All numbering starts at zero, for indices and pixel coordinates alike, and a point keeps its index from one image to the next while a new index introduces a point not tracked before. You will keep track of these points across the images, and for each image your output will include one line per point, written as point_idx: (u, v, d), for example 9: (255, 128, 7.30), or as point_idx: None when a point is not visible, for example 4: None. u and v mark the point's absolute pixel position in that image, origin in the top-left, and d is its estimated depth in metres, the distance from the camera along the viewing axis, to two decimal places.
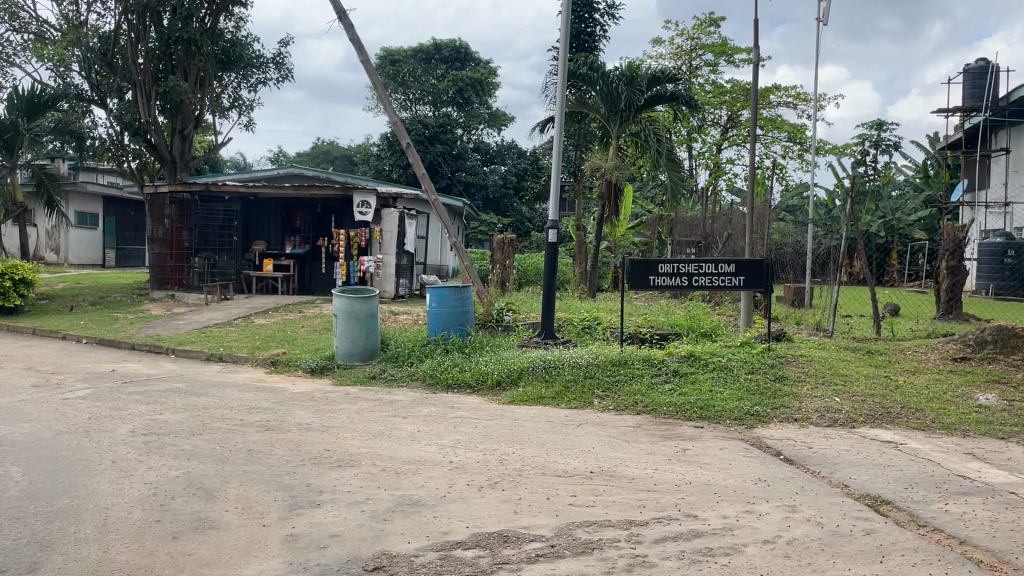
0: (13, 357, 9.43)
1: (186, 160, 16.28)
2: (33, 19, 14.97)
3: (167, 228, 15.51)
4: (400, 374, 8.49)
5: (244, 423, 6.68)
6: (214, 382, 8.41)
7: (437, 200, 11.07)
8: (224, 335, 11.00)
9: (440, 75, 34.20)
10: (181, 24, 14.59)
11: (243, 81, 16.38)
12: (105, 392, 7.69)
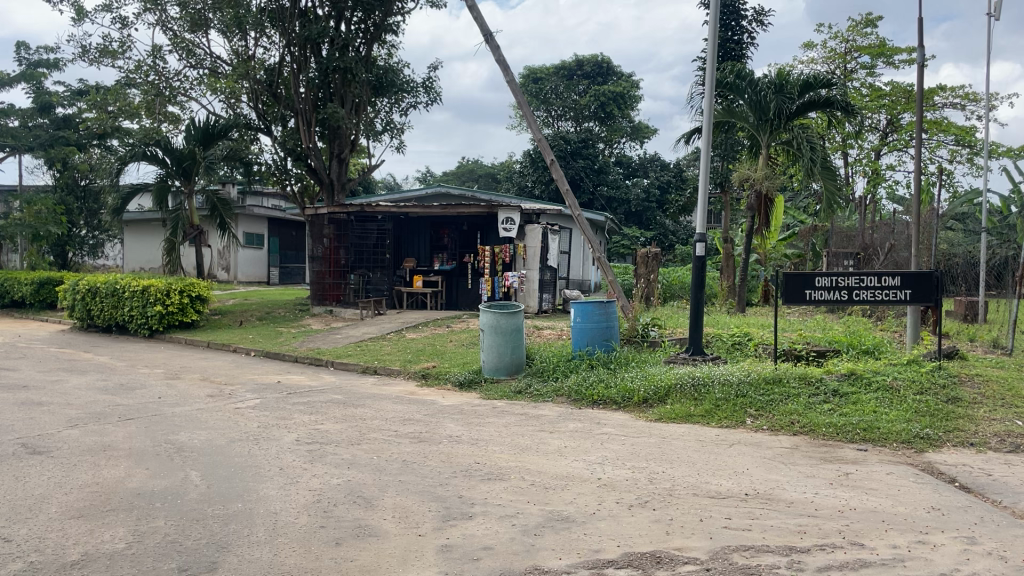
0: (192, 368, 10.23)
1: (343, 183, 17.13)
2: (208, 55, 16.18)
3: (326, 248, 16.52)
4: (545, 390, 8.53)
5: (398, 434, 6.92)
6: (369, 394, 8.76)
7: (581, 215, 11.07)
8: (378, 349, 11.46)
9: (582, 90, 34.39)
10: (338, 55, 15.42)
11: (394, 106, 17.08)
12: (271, 402, 8.18)
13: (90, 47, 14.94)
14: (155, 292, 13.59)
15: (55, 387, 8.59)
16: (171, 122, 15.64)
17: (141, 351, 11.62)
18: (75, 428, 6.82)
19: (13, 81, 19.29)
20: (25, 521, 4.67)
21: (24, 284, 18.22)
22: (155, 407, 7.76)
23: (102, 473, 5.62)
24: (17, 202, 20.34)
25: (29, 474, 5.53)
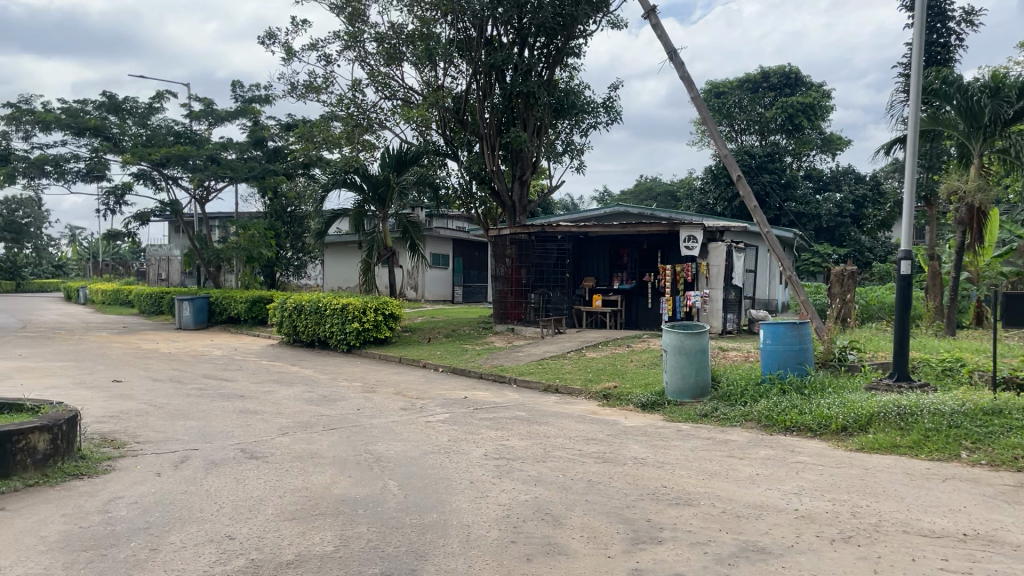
0: (385, 382, 10.79)
1: (525, 204, 17.51)
2: (401, 86, 17.13)
3: (508, 268, 16.98)
4: (734, 414, 8.26)
5: (583, 453, 6.94)
6: (552, 412, 8.85)
7: (770, 232, 10.64)
8: (560, 367, 11.57)
9: (768, 103, 33.17)
10: (522, 80, 15.84)
11: (575, 127, 17.29)
12: (460, 417, 8.46)
13: (298, 83, 16.25)
14: (353, 309, 14.52)
15: (268, 397, 9.34)
16: (367, 150, 16.66)
17: (339, 365, 12.41)
18: (285, 435, 7.39)
19: (232, 117, 21.33)
20: (246, 520, 5.10)
21: (239, 301, 20.06)
22: (355, 418, 8.25)
23: (310, 478, 6.05)
24: (234, 228, 22.43)
25: (248, 477, 6.04)
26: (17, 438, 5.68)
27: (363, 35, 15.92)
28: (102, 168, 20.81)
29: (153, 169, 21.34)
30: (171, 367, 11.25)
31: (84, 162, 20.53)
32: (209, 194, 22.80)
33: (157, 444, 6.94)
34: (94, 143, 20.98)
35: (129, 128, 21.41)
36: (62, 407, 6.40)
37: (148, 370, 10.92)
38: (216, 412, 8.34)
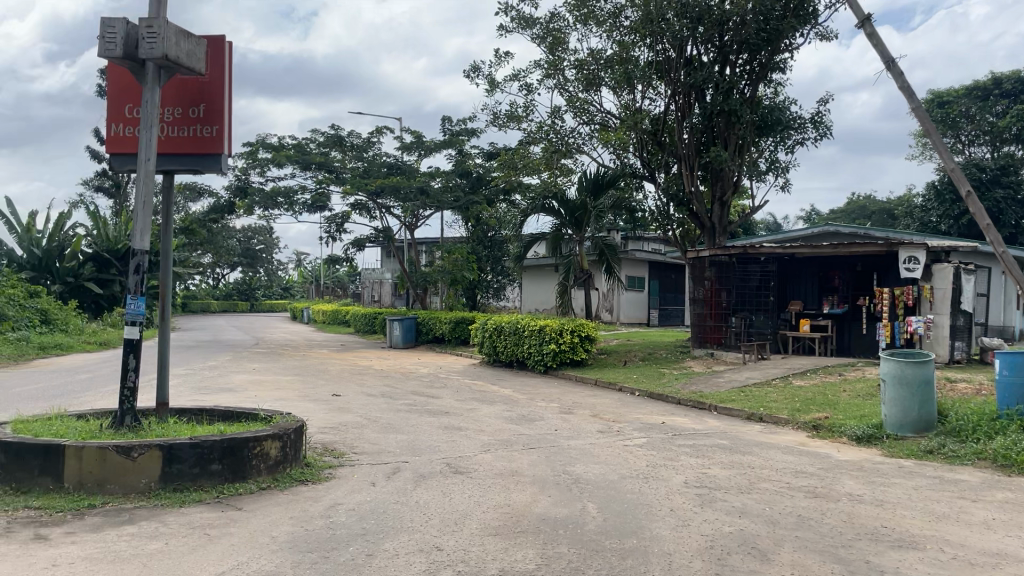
0: (583, 404, 10.83)
1: (725, 225, 17.01)
2: (599, 111, 17.31)
3: (707, 290, 16.29)
4: (964, 452, 7.52)
5: (791, 486, 6.59)
6: (757, 442, 8.49)
7: (1007, 252, 9.64)
8: (764, 395, 11.08)
9: (1001, 111, 30.24)
10: (723, 98, 15.46)
11: (780, 144, 16.65)
12: (659, 442, 8.34)
13: (501, 112, 16.87)
14: (551, 331, 14.75)
15: (471, 415, 9.67)
16: (565, 174, 16.94)
17: (538, 386, 12.65)
18: (487, 452, 7.62)
19: (440, 148, 22.49)
20: (452, 532, 5.30)
21: (444, 322, 21.02)
22: (554, 439, 8.36)
23: (512, 496, 6.19)
24: (440, 252, 23.60)
25: (454, 491, 6.29)
26: (253, 444, 6.28)
27: (563, 62, 16.28)
28: (325, 199, 22.66)
29: (369, 200, 23.03)
30: (383, 383, 11.97)
31: (310, 193, 22.46)
32: (418, 220, 24.14)
33: (371, 456, 7.40)
34: (319, 176, 22.92)
35: (349, 162, 23.18)
36: (290, 417, 6.99)
37: (363, 385, 11.69)
38: (424, 427, 8.75)
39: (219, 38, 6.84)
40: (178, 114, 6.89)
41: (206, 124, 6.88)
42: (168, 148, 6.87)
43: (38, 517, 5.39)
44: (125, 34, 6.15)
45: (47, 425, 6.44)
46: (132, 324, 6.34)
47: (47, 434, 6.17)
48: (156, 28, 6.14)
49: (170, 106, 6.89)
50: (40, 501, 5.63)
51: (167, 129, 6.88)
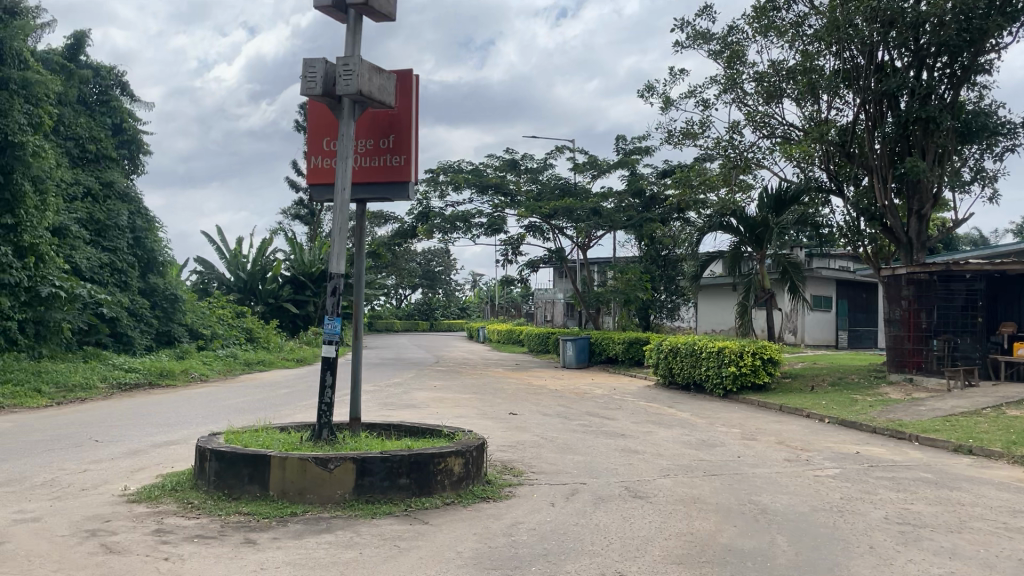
0: (767, 431, 10.36)
1: (923, 241, 15.78)
2: (781, 124, 16.64)
3: (905, 310, 15.25)
4: None
5: (1011, 527, 5.97)
6: (966, 476, 7.77)
7: None
8: (972, 425, 10.14)
9: None
10: (919, 105, 14.48)
11: (986, 152, 15.30)
12: (853, 473, 7.83)
13: (676, 130, 16.64)
14: (730, 353, 14.27)
15: (649, 438, 9.50)
16: (744, 191, 16.42)
17: (717, 409, 12.26)
18: (667, 477, 7.45)
19: (614, 168, 22.50)
20: (635, 558, 5.22)
21: (617, 342, 20.92)
22: (737, 466, 8.04)
23: (695, 524, 6.00)
24: (613, 272, 23.55)
25: (635, 515, 6.19)
26: (437, 459, 6.49)
27: (741, 76, 15.84)
28: (501, 222, 23.27)
29: (543, 222, 23.41)
30: (559, 403, 12.03)
31: (487, 217, 23.14)
32: (590, 241, 24.25)
33: (550, 475, 7.44)
34: (495, 199, 23.57)
35: (523, 185, 23.70)
36: (472, 434, 7.16)
37: (539, 405, 11.81)
38: (601, 449, 8.69)
39: (407, 73, 7.21)
40: (370, 145, 7.30)
41: (395, 154, 7.25)
42: (361, 178, 7.28)
43: (248, 522, 5.83)
44: (323, 73, 6.62)
45: (254, 436, 6.98)
46: (329, 343, 6.73)
47: (255, 445, 6.68)
48: (352, 66, 6.54)
49: (362, 138, 7.31)
50: (249, 507, 6.09)
51: (360, 160, 7.30)
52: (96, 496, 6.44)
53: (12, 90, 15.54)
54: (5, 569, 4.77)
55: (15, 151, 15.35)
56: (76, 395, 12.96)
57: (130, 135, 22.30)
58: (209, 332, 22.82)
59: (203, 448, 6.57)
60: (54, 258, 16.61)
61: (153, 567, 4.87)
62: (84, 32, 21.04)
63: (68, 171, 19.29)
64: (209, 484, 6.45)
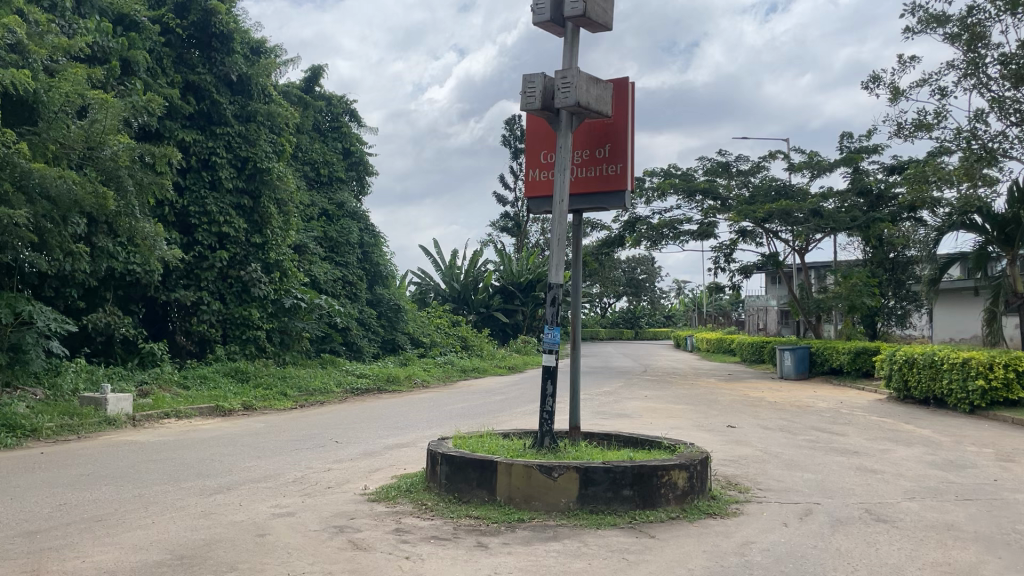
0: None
1: None
2: None
3: None
4: None
5: None
6: None
7: None
8: None
9: None
10: None
11: None
12: None
13: (908, 122, 15.42)
14: (978, 365, 12.98)
15: (886, 457, 8.80)
16: (990, 185, 14.87)
17: (964, 426, 11.14)
18: (913, 500, 6.85)
19: (836, 167, 21.24)
20: None
21: (842, 352, 19.68)
22: (995, 490, 7.24)
23: (952, 554, 5.46)
24: (835, 277, 22.18)
25: (879, 541, 5.73)
26: (661, 472, 6.38)
27: (984, 59, 14.40)
28: (711, 228, 22.66)
29: (756, 226, 22.54)
30: (781, 416, 11.46)
31: (697, 223, 22.63)
32: (809, 244, 23.05)
33: (778, 493, 7.08)
34: (705, 205, 23.03)
35: (734, 188, 23.03)
36: (695, 447, 6.97)
37: (759, 418, 11.31)
38: (833, 467, 8.16)
39: (624, 80, 7.19)
40: (586, 156, 7.35)
41: (612, 163, 7.24)
42: (579, 189, 7.34)
43: (479, 526, 6.01)
44: (543, 88, 6.73)
45: (480, 441, 7.22)
46: (549, 352, 6.81)
47: (482, 450, 6.91)
48: (570, 78, 6.60)
49: (579, 149, 7.38)
50: (478, 511, 6.29)
51: (577, 171, 7.37)
52: (341, 495, 6.93)
53: (260, 122, 17.28)
54: (269, 559, 5.23)
55: (264, 177, 17.06)
56: (316, 398, 14.09)
57: (359, 157, 24.10)
58: (429, 340, 23.97)
59: (434, 452, 6.89)
60: (295, 272, 18.34)
61: (396, 566, 5.14)
62: (319, 65, 22.97)
63: (306, 194, 21.21)
64: (440, 487, 6.75)
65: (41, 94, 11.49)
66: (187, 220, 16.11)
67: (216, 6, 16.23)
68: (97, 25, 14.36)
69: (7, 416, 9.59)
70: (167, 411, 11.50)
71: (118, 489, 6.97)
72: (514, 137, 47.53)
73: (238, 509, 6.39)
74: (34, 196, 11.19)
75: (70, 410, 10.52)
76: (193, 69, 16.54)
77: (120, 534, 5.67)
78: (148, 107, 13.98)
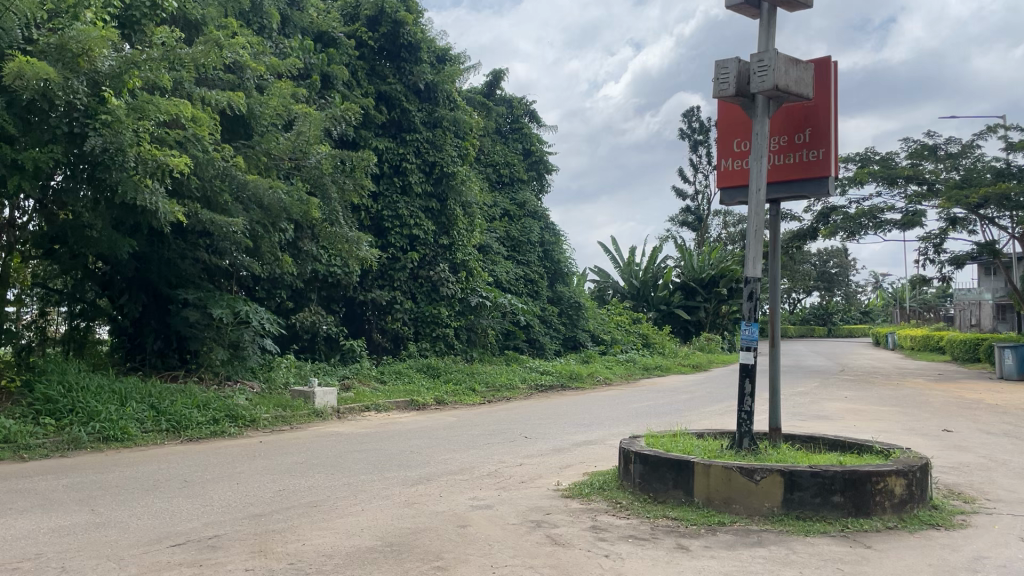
0: None
1: None
2: None
3: None
4: None
5: None
6: None
7: None
8: None
9: None
10: None
11: None
12: None
13: None
14: None
15: None
16: None
17: None
18: None
19: None
20: None
21: None
22: None
23: None
24: None
25: None
26: (875, 479, 5.94)
27: None
28: (917, 217, 21.00)
29: (968, 212, 20.70)
30: (1006, 421, 10.41)
31: (900, 212, 21.06)
32: None
33: (1011, 505, 6.40)
34: (908, 191, 21.46)
35: (943, 172, 21.38)
36: (912, 453, 6.44)
37: (979, 421, 10.32)
38: None
39: (824, 60, 6.79)
40: (784, 142, 7.00)
41: (812, 149, 6.84)
42: (776, 177, 7.00)
43: (678, 527, 5.86)
44: (737, 73, 6.49)
45: (674, 441, 7.04)
46: (747, 350, 6.50)
47: (676, 450, 6.73)
48: (767, 61, 6.32)
49: (776, 135, 7.04)
50: (676, 512, 6.12)
51: (773, 158, 7.03)
52: (535, 490, 6.99)
53: (445, 127, 17.94)
54: (472, 550, 5.34)
55: (449, 181, 17.70)
56: (503, 394, 14.38)
57: (539, 157, 24.52)
58: (610, 338, 23.84)
59: (627, 451, 6.80)
60: (480, 272, 18.86)
61: (596, 563, 5.09)
62: (500, 69, 23.54)
63: (489, 195, 21.87)
64: (634, 486, 6.65)
65: (255, 110, 12.52)
66: (381, 224, 16.92)
67: (404, 18, 16.99)
68: (301, 44, 15.44)
69: (230, 407, 10.50)
70: (367, 404, 12.15)
71: (328, 477, 7.41)
72: (693, 131, 46.54)
73: (439, 500, 6.60)
74: (250, 205, 12.23)
75: (284, 402, 11.34)
76: (385, 79, 17.38)
77: (335, 520, 6.00)
78: (345, 117, 14.87)
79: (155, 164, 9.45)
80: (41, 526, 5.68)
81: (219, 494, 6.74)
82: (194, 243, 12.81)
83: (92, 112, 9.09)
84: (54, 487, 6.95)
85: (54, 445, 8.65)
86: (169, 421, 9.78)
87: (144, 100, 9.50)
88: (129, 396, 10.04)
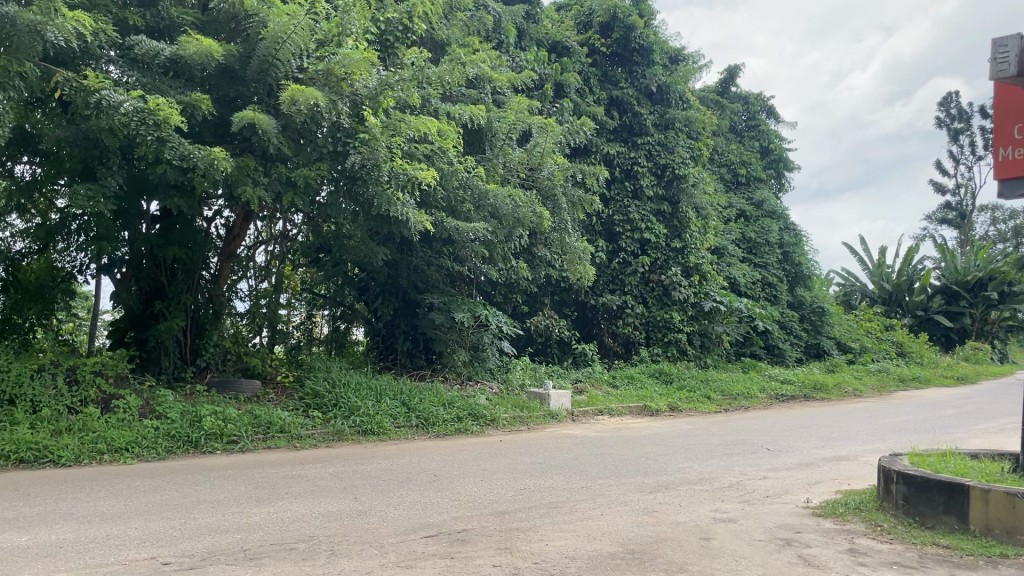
0: None
1: None
2: None
3: None
4: None
5: None
6: None
7: None
8: None
9: None
10: None
11: None
12: None
13: None
14: None
15: None
16: None
17: None
18: None
19: None
20: None
21: None
22: None
23: None
24: None
25: None
26: None
27: None
28: None
29: None
30: None
31: None
32: None
33: None
34: None
35: None
36: None
37: None
38: None
39: None
40: None
41: None
42: None
43: (951, 556, 5.27)
44: (1019, 50, 5.78)
45: (943, 461, 6.37)
46: None
47: (947, 471, 6.07)
48: None
49: None
50: (948, 540, 5.52)
51: None
52: (781, 506, 6.61)
53: (678, 128, 17.69)
54: (717, 564, 5.14)
55: (682, 183, 17.37)
56: (740, 402, 13.82)
57: (777, 155, 23.50)
58: (859, 345, 22.14)
59: (888, 469, 6.24)
60: (715, 275, 18.29)
61: None
62: (735, 66, 22.84)
63: (724, 197, 21.34)
64: (897, 508, 6.08)
65: (494, 122, 13.10)
66: (613, 229, 16.98)
67: (636, 22, 16.96)
68: (536, 56, 15.91)
69: (472, 406, 11.00)
70: (601, 408, 12.21)
71: (567, 478, 7.49)
72: (951, 119, 42.34)
73: (680, 510, 6.43)
74: (489, 214, 12.75)
75: (521, 403, 11.69)
76: (617, 84, 17.49)
77: (576, 522, 6.05)
78: (579, 124, 15.13)
79: (406, 177, 10.19)
80: (313, 510, 6.25)
81: (465, 490, 7.05)
82: (439, 251, 13.67)
83: (353, 132, 9.97)
84: (321, 474, 7.64)
85: (323, 435, 9.54)
86: (419, 418, 10.41)
87: (397, 118, 10.24)
88: (384, 393, 10.84)
